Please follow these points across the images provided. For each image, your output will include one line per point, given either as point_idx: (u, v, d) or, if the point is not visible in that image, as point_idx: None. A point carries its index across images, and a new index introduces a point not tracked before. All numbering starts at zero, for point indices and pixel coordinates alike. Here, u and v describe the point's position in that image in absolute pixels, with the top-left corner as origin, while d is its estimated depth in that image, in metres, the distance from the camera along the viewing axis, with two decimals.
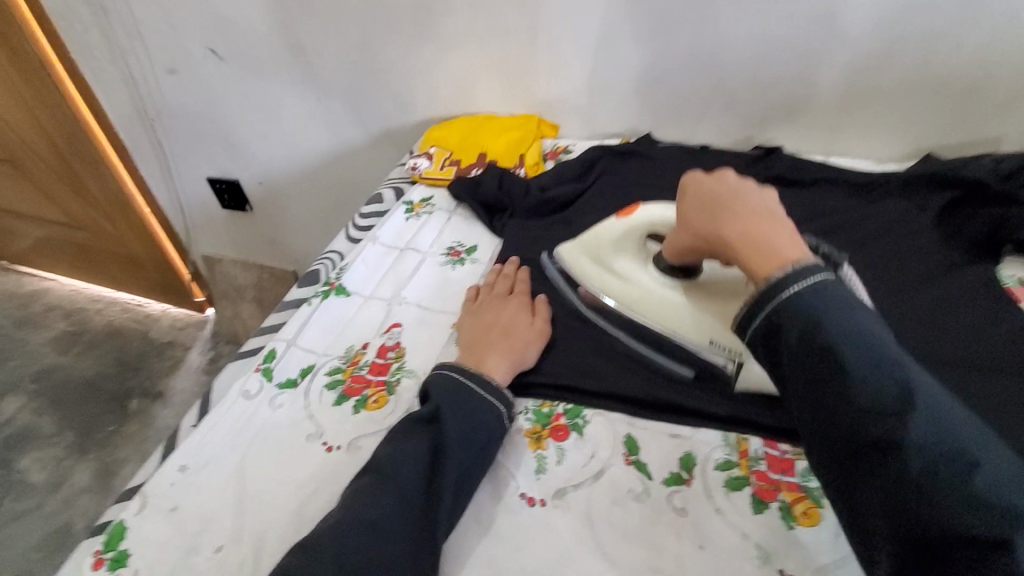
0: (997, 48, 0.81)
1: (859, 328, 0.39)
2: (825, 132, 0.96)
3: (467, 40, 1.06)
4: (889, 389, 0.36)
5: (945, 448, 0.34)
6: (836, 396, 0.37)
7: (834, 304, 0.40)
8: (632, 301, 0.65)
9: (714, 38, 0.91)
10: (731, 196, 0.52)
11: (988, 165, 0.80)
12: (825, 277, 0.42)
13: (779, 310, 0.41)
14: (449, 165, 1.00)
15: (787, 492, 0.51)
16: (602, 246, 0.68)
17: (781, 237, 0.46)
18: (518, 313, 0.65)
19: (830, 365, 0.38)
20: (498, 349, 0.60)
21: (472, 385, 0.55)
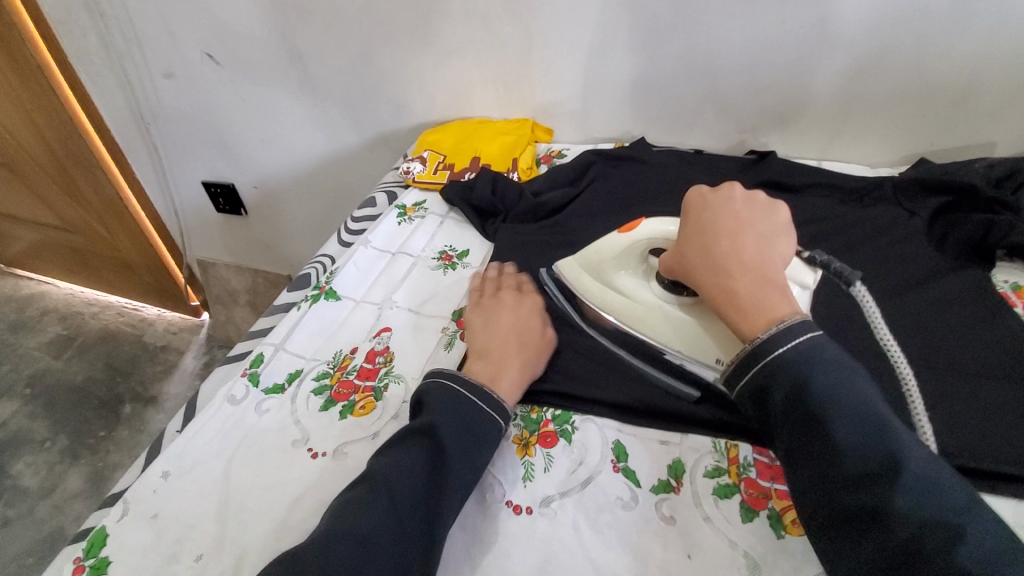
0: (991, 53, 0.81)
1: (848, 394, 0.42)
2: (819, 137, 0.96)
3: (463, 44, 1.06)
4: (875, 454, 0.39)
5: (930, 516, 0.36)
6: (826, 459, 0.41)
7: (823, 368, 0.44)
8: (634, 318, 0.64)
9: (709, 43, 0.91)
10: (722, 237, 0.55)
11: (982, 170, 0.80)
12: (815, 342, 0.46)
13: (770, 372, 0.46)
14: (442, 169, 0.99)
15: (776, 500, 0.50)
16: (603, 264, 0.68)
17: (766, 294, 0.50)
18: (531, 319, 0.64)
19: (819, 429, 0.42)
20: (519, 361, 0.59)
21: (473, 396, 0.54)
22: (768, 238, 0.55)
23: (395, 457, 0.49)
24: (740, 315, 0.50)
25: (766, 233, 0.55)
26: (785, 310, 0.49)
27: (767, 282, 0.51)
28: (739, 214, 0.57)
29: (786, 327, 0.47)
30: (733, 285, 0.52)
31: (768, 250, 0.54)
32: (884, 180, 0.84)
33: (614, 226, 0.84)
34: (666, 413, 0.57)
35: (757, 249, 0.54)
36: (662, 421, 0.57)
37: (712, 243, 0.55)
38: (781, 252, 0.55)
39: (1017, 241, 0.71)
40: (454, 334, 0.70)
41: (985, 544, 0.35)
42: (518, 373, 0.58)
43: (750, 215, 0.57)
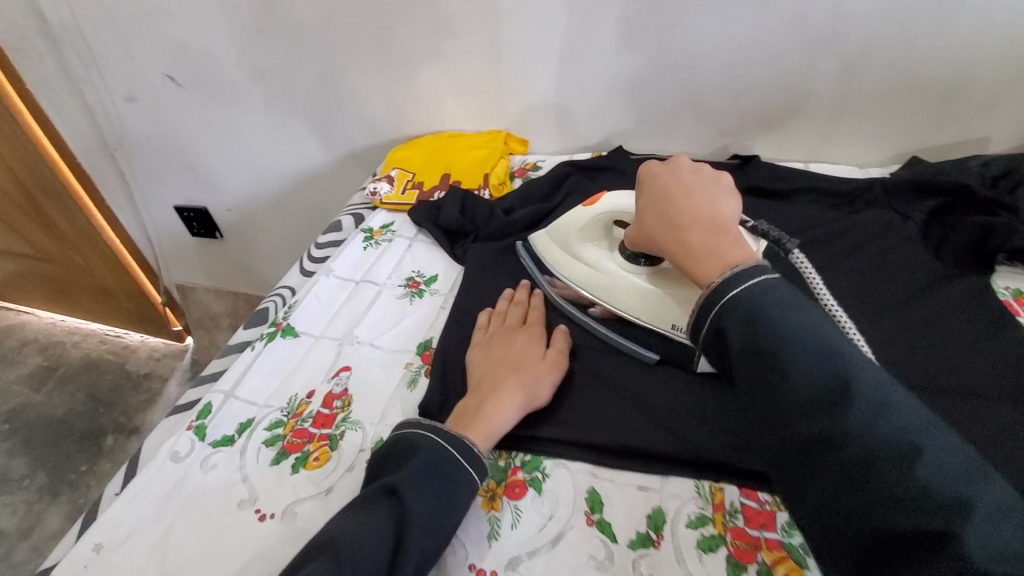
0: (977, 46, 0.77)
1: (798, 324, 0.40)
2: (804, 138, 0.91)
3: (429, 56, 1.01)
4: (830, 380, 0.37)
5: (888, 439, 0.35)
6: (779, 391, 0.39)
7: (774, 303, 0.42)
8: (598, 287, 0.67)
9: (683, 45, 0.86)
10: (673, 195, 0.55)
11: (976, 169, 0.75)
12: (766, 278, 0.44)
13: (723, 315, 0.44)
14: (411, 188, 0.94)
15: (766, 552, 0.46)
16: (570, 236, 0.71)
17: (725, 242, 0.49)
18: (528, 347, 0.60)
19: (773, 362, 0.39)
20: (506, 386, 0.55)
21: (441, 441, 0.50)
22: (720, 195, 0.55)
23: (349, 518, 0.45)
24: (696, 264, 0.49)
25: (716, 190, 0.55)
26: (740, 253, 0.47)
27: (720, 231, 0.50)
28: (688, 175, 0.57)
29: (741, 267, 0.45)
30: (688, 237, 0.51)
31: (720, 205, 0.54)
32: (874, 181, 0.79)
33: None
34: (647, 453, 0.52)
35: (709, 203, 0.54)
36: (649, 461, 0.52)
37: (668, 204, 0.55)
38: (735, 210, 0.54)
39: (1019, 245, 0.66)
40: (418, 370, 0.65)
41: (941, 458, 0.34)
42: (508, 402, 0.54)
43: (698, 177, 0.57)
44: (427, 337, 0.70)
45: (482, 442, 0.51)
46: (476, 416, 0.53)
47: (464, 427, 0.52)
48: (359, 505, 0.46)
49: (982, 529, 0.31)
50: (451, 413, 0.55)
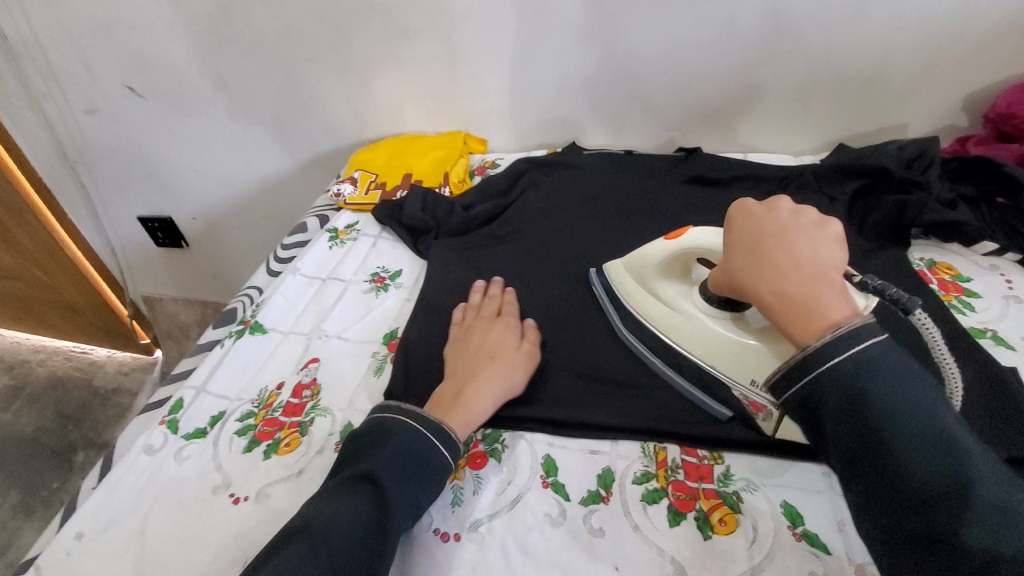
0: (889, 42, 0.84)
1: (912, 407, 0.38)
2: (743, 131, 0.97)
3: (387, 61, 1.04)
4: (944, 476, 0.36)
5: (1010, 550, 0.33)
6: (887, 477, 0.37)
7: (885, 380, 0.39)
8: (671, 329, 0.61)
9: (626, 47, 0.92)
10: (768, 239, 0.49)
11: (893, 153, 0.81)
12: (870, 347, 0.40)
13: (818, 385, 0.41)
14: (374, 189, 0.97)
15: (704, 500, 0.51)
16: (647, 270, 0.65)
17: (824, 298, 0.44)
18: (503, 337, 0.63)
19: (879, 445, 0.38)
20: (481, 377, 0.58)
21: (423, 428, 0.53)
22: (825, 242, 0.49)
23: (331, 501, 0.46)
24: (792, 319, 0.44)
25: (820, 235, 0.49)
26: (843, 312, 0.43)
27: (821, 283, 0.45)
28: (787, 216, 0.51)
29: (845, 330, 0.41)
30: (783, 287, 0.46)
31: (823, 251, 0.48)
32: (804, 168, 0.85)
33: (546, 233, 0.83)
34: (595, 423, 0.57)
35: (810, 250, 0.48)
36: (596, 429, 0.57)
37: (761, 250, 0.49)
38: (842, 257, 0.48)
39: (930, 217, 0.72)
40: (385, 358, 0.68)
41: None
42: (484, 392, 0.57)
43: (798, 218, 0.51)
44: (394, 327, 0.73)
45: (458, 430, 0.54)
46: (455, 404, 0.56)
47: (441, 412, 0.55)
48: (340, 487, 0.47)
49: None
50: (429, 400, 0.58)
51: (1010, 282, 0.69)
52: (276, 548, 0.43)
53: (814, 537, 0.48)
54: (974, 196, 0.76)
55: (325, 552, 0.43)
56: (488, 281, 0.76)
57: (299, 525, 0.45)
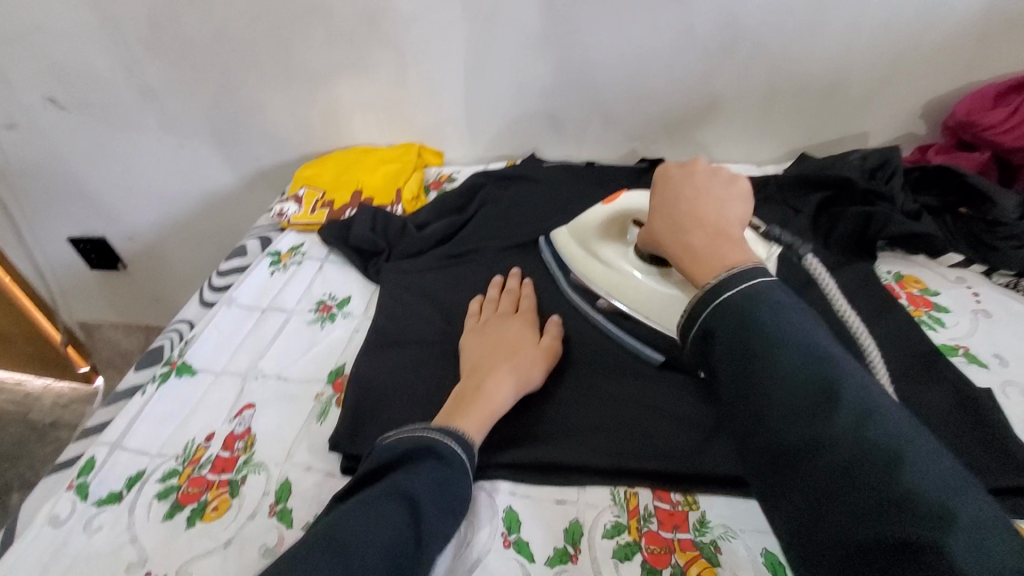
0: (849, 50, 0.82)
1: (790, 329, 0.40)
2: (707, 140, 0.95)
3: (333, 69, 0.97)
4: (815, 382, 0.37)
5: (872, 441, 0.33)
6: (766, 389, 0.38)
7: (768, 308, 0.41)
8: (610, 284, 0.66)
9: (585, 55, 0.88)
10: (683, 197, 0.54)
11: (856, 163, 0.78)
12: (758, 280, 0.43)
13: (712, 315, 0.43)
14: (320, 208, 0.91)
15: (680, 553, 0.46)
16: (588, 233, 0.70)
17: (725, 246, 0.48)
18: (523, 333, 0.62)
19: (759, 361, 0.39)
20: (502, 369, 0.57)
21: (454, 441, 0.50)
22: (729, 202, 0.53)
23: (360, 512, 0.43)
24: (696, 266, 0.48)
25: (727, 194, 0.54)
26: (737, 256, 0.47)
27: (721, 234, 0.49)
28: (700, 179, 0.55)
29: (740, 268, 0.45)
30: (689, 238, 0.50)
31: (727, 212, 0.52)
32: (769, 178, 0.82)
33: (506, 252, 0.78)
34: (561, 466, 0.52)
35: (716, 207, 0.52)
36: (559, 473, 0.52)
37: (675, 209, 0.53)
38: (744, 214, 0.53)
39: (897, 229, 0.70)
40: (329, 401, 0.62)
41: (928, 466, 0.32)
42: (506, 379, 0.56)
43: (711, 179, 0.55)
44: (340, 363, 0.67)
45: (478, 427, 0.52)
46: (476, 395, 0.54)
47: (465, 407, 0.53)
48: (370, 501, 0.44)
49: (966, 537, 0.29)
50: (450, 399, 0.55)
51: (977, 294, 0.67)
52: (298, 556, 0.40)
53: None
54: (936, 207, 0.74)
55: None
56: (501, 275, 0.74)
57: (325, 537, 0.42)
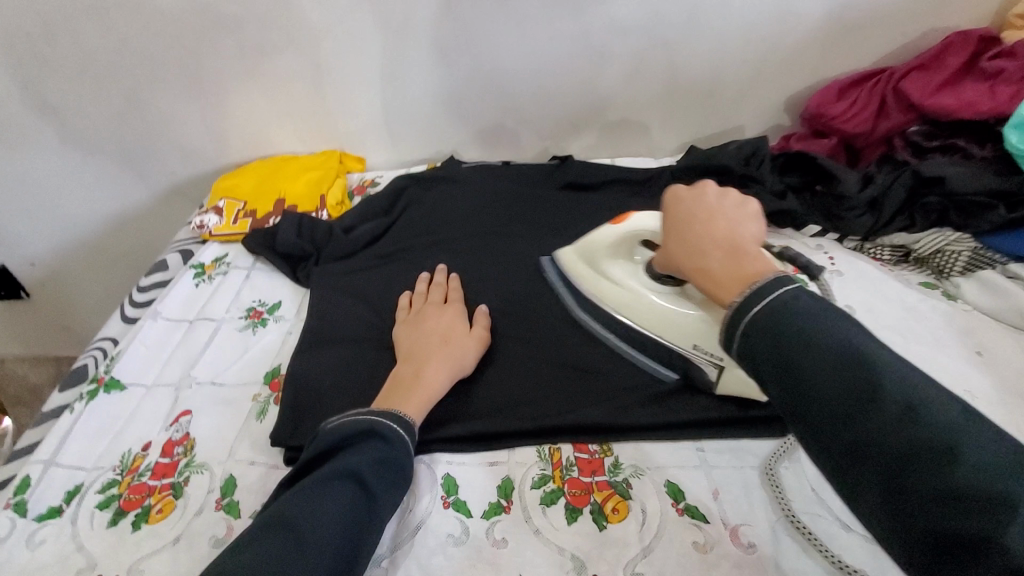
0: (721, 54, 0.94)
1: (822, 327, 0.37)
2: (610, 137, 1.04)
3: (246, 80, 0.98)
4: (854, 384, 0.34)
5: (923, 442, 0.31)
6: (810, 399, 0.35)
7: (794, 310, 0.38)
8: (621, 304, 0.64)
9: (492, 62, 0.94)
10: (694, 220, 0.51)
11: (732, 151, 0.88)
12: (783, 290, 0.40)
13: (744, 331, 0.40)
14: (243, 218, 0.91)
15: (598, 493, 0.54)
16: (597, 251, 0.68)
17: (748, 262, 0.45)
18: (455, 320, 0.66)
19: (796, 372, 0.36)
20: (437, 357, 0.61)
21: (392, 422, 0.54)
22: (744, 218, 0.51)
23: (307, 494, 0.47)
24: (718, 286, 0.46)
25: (741, 212, 0.52)
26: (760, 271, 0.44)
27: (739, 251, 0.46)
28: (710, 196, 0.53)
29: (765, 282, 0.42)
30: (708, 259, 0.48)
31: (743, 227, 0.50)
32: (663, 169, 0.92)
33: (433, 249, 0.82)
34: (494, 433, 0.58)
35: (730, 226, 0.50)
36: (493, 439, 0.58)
37: (687, 229, 0.52)
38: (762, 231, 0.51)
39: (768, 207, 0.82)
40: (267, 400, 0.64)
41: (989, 458, 0.30)
42: (443, 366, 0.61)
43: (722, 200, 0.53)
44: (276, 364, 0.69)
45: (417, 412, 0.56)
46: (415, 382, 0.59)
47: (405, 393, 0.57)
48: (317, 482, 0.48)
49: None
50: (387, 382, 0.60)
51: (833, 258, 0.79)
52: (251, 540, 0.43)
53: (695, 509, 0.52)
54: (798, 185, 0.86)
55: (311, 545, 0.43)
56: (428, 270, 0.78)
57: (276, 518, 0.45)
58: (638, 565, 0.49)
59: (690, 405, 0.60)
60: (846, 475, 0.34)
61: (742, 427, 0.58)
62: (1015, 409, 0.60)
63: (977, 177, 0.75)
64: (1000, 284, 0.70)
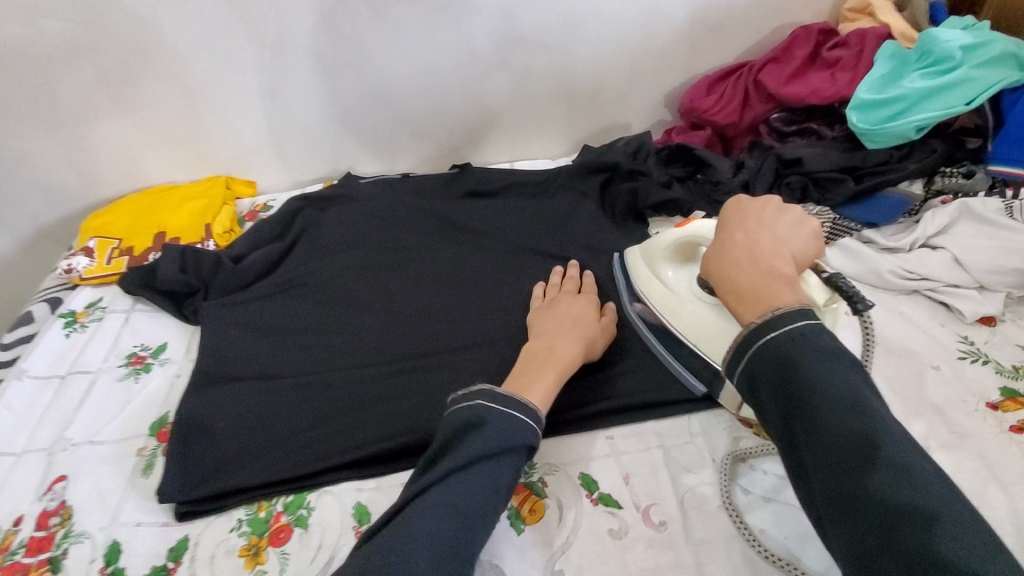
0: (601, 56, 0.98)
1: (836, 380, 0.42)
2: (507, 141, 1.05)
3: (105, 107, 0.89)
4: (859, 438, 0.39)
5: (909, 506, 0.35)
6: (817, 443, 0.40)
7: (816, 358, 0.43)
8: (668, 309, 0.63)
9: (378, 75, 0.93)
10: (747, 229, 0.54)
11: (620, 148, 0.93)
12: (806, 326, 0.45)
13: (759, 357, 0.45)
14: (118, 256, 0.84)
15: (514, 496, 0.54)
16: (655, 252, 0.66)
17: (774, 283, 0.48)
18: (585, 309, 0.66)
19: (812, 416, 0.41)
20: (572, 339, 0.61)
21: (529, 421, 0.50)
22: (786, 238, 0.53)
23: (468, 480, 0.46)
24: (740, 301, 0.49)
25: (786, 232, 0.54)
26: (786, 297, 0.47)
27: (772, 268, 0.49)
28: (762, 214, 0.55)
29: (785, 311, 0.45)
30: (738, 271, 0.51)
31: (784, 246, 0.52)
32: (560, 169, 0.92)
33: (335, 270, 0.78)
34: (401, 450, 0.59)
35: (775, 241, 0.53)
36: (397, 461, 0.59)
37: (727, 238, 0.54)
38: (803, 255, 0.53)
39: (652, 198, 0.85)
40: (155, 453, 0.60)
41: (966, 535, 0.34)
42: (575, 351, 0.60)
43: (776, 223, 0.54)
44: (165, 412, 0.64)
45: (552, 390, 0.56)
46: (551, 356, 0.59)
47: (541, 368, 0.57)
48: (473, 476, 0.46)
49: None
50: (521, 355, 0.59)
51: None
52: (414, 523, 0.44)
53: (608, 497, 0.54)
54: (682, 175, 0.91)
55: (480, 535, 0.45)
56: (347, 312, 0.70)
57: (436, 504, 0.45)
58: (557, 562, 0.50)
59: (594, 399, 0.62)
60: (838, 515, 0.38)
61: (646, 411, 0.61)
62: (878, 362, 0.67)
63: (825, 157, 0.84)
64: (857, 249, 0.77)
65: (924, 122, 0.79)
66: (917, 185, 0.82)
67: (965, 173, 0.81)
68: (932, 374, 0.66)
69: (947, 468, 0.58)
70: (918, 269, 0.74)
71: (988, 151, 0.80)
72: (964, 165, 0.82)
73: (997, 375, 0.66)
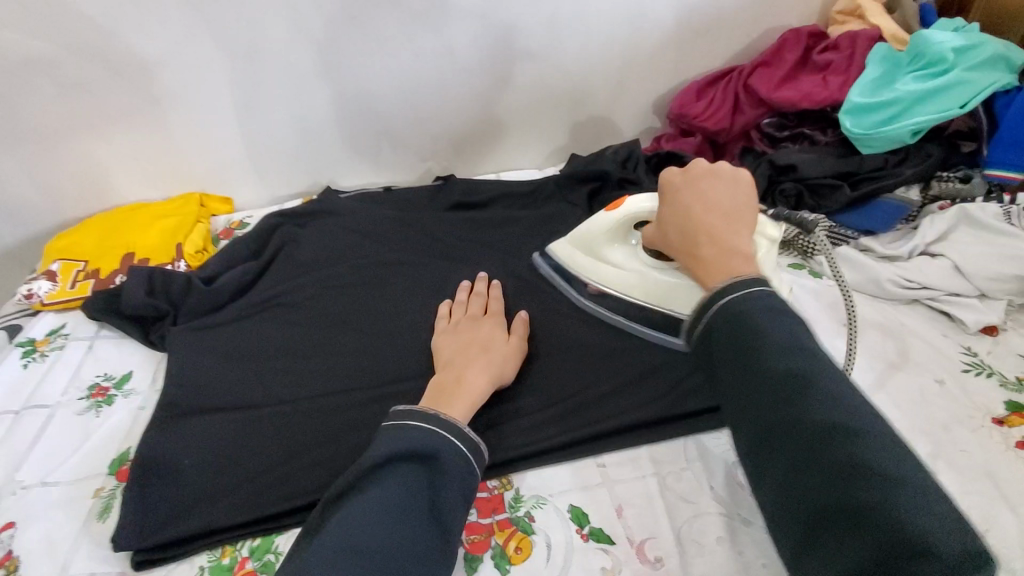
0: (586, 63, 0.95)
1: (779, 326, 0.42)
2: (492, 151, 1.03)
3: (67, 123, 0.86)
4: (794, 372, 0.40)
5: (834, 423, 0.37)
6: (752, 382, 0.41)
7: (758, 306, 0.44)
8: (628, 287, 0.66)
9: (356, 82, 0.89)
10: (687, 204, 0.54)
11: (609, 157, 0.90)
12: (755, 286, 0.46)
13: (716, 316, 0.45)
14: (82, 280, 0.80)
15: (498, 534, 0.52)
16: (593, 241, 0.67)
17: (734, 257, 0.49)
18: (494, 331, 0.63)
19: (752, 356, 0.42)
20: (478, 366, 0.58)
21: (454, 438, 0.49)
22: (734, 206, 0.54)
23: (368, 504, 0.43)
24: (705, 274, 0.50)
25: (733, 199, 0.54)
26: (745, 267, 0.48)
27: (727, 241, 0.51)
28: (708, 183, 0.55)
29: (746, 278, 0.47)
30: (700, 248, 0.51)
31: (733, 216, 0.53)
32: (547, 179, 0.89)
33: (312, 290, 0.74)
34: None
35: (725, 210, 0.53)
36: None
37: (685, 214, 0.54)
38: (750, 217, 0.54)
39: None
40: (113, 494, 0.57)
41: (881, 444, 0.36)
42: (483, 378, 0.57)
43: (722, 189, 0.55)
44: (125, 448, 0.61)
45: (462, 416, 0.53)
46: (457, 387, 0.55)
47: (450, 399, 0.54)
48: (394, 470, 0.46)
49: (912, 507, 0.32)
50: (428, 390, 0.56)
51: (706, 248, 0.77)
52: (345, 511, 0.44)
53: (600, 532, 0.51)
54: None
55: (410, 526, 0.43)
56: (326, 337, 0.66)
57: (344, 543, 0.41)
58: None
59: (583, 425, 0.58)
60: (767, 446, 0.39)
61: (638, 435, 0.58)
62: (880, 376, 0.64)
63: (820, 163, 0.81)
64: (857, 257, 0.74)
65: (919, 125, 0.77)
66: (913, 191, 0.80)
67: (962, 178, 0.79)
68: (937, 388, 0.63)
69: (956, 489, 0.55)
70: (917, 278, 0.71)
71: (983, 155, 0.79)
72: (959, 170, 0.80)
73: (1003, 388, 0.63)
